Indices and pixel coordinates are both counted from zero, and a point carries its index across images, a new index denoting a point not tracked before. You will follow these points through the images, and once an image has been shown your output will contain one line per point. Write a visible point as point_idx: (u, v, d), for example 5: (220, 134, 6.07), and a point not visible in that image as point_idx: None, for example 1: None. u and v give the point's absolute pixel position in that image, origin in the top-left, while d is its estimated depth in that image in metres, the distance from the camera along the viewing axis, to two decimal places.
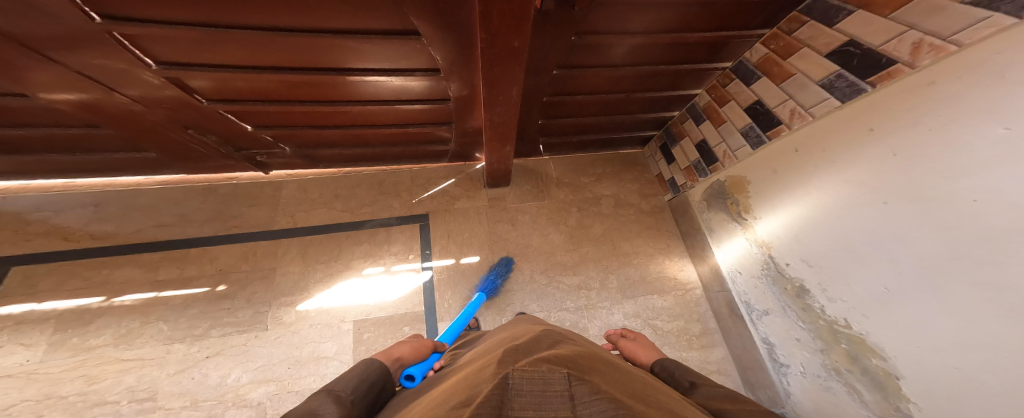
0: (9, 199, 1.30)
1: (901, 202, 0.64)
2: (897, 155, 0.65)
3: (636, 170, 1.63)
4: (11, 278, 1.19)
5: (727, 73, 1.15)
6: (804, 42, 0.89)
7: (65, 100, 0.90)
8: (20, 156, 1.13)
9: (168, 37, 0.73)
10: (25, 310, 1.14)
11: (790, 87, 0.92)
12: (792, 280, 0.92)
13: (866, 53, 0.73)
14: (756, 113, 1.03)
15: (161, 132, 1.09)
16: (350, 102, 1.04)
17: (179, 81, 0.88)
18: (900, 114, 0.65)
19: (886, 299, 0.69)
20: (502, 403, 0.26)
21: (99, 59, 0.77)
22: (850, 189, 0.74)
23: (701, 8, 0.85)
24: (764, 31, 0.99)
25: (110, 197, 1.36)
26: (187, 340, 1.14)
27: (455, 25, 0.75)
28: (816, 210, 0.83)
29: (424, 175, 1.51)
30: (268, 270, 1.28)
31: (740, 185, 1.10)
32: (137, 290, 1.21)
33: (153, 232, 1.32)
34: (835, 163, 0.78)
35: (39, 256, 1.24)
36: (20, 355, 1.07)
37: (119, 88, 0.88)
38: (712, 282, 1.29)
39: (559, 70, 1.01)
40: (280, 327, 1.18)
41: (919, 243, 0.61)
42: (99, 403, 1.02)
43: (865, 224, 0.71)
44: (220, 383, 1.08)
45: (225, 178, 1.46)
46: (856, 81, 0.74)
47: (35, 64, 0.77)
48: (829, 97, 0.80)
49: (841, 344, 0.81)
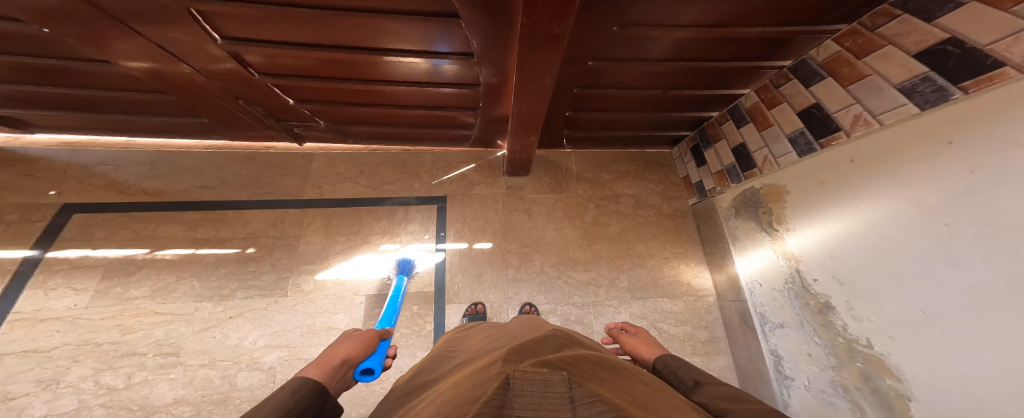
0: (79, 152, 1.36)
1: (966, 224, 0.61)
2: (973, 174, 0.61)
3: (661, 171, 1.60)
4: (71, 225, 1.25)
5: (783, 74, 1.09)
6: (888, 39, 0.79)
7: (140, 67, 0.95)
8: (95, 114, 1.19)
9: (238, 13, 0.76)
10: (80, 256, 1.20)
11: (859, 90, 0.84)
12: (817, 296, 0.91)
13: (969, 53, 0.64)
14: (810, 117, 0.97)
15: (217, 102, 1.12)
16: (384, 82, 1.05)
17: (239, 56, 0.90)
18: (984, 130, 0.60)
19: (921, 323, 0.67)
20: (504, 404, 0.27)
21: (175, 32, 0.81)
22: (908, 207, 0.71)
23: (765, 2, 0.81)
24: (840, 26, 0.90)
25: (164, 157, 1.41)
26: (214, 300, 1.19)
27: (498, 10, 0.75)
28: (863, 226, 0.80)
29: (445, 158, 1.52)
30: (291, 239, 1.31)
31: (778, 194, 1.07)
32: (177, 246, 1.26)
33: (197, 193, 1.37)
34: (894, 179, 0.74)
35: (103, 206, 1.30)
36: (69, 300, 1.13)
37: (190, 61, 0.91)
38: (727, 291, 1.28)
39: (595, 61, 0.99)
40: (298, 294, 1.22)
41: (976, 268, 0.59)
42: (129, 354, 1.08)
43: (918, 245, 0.68)
44: (237, 345, 1.13)
45: (264, 147, 1.49)
46: (946, 85, 0.67)
47: (122, 35, 0.82)
48: (907, 103, 0.73)
49: (855, 363, 0.80)
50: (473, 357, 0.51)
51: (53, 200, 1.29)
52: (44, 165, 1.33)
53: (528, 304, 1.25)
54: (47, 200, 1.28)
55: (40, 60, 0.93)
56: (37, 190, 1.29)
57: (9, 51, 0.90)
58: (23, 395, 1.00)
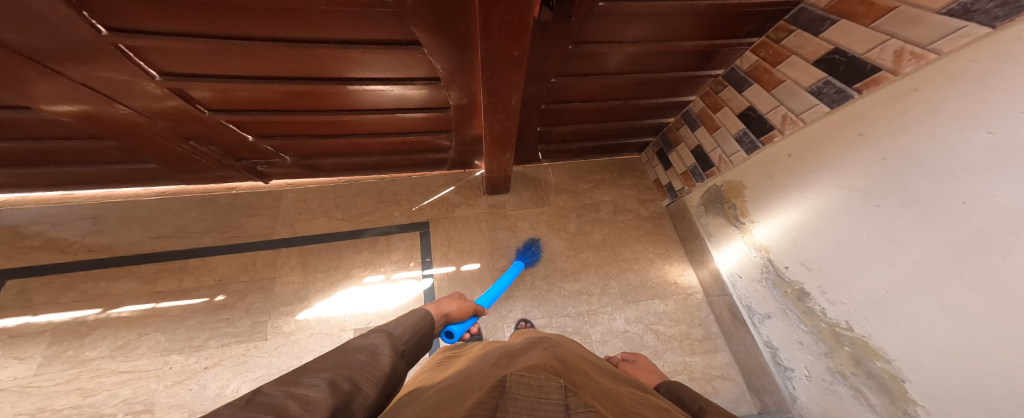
0: (6, 212, 1.30)
1: (894, 205, 0.65)
2: (886, 160, 0.66)
3: (635, 176, 1.64)
4: (8, 291, 1.18)
5: (719, 81, 1.17)
6: (791, 50, 0.91)
7: (68, 111, 0.91)
8: (22, 168, 1.14)
9: (177, 49, 0.75)
10: (20, 323, 1.13)
11: (779, 93, 0.93)
12: (793, 283, 0.92)
13: (852, 61, 0.74)
14: (748, 119, 1.05)
15: (163, 143, 1.10)
16: (350, 112, 1.06)
17: (181, 91, 0.89)
18: (888, 119, 0.66)
19: (884, 301, 0.69)
20: (498, 406, 0.26)
21: (103, 71, 0.79)
22: (844, 193, 0.75)
23: (691, 19, 0.88)
24: (753, 39, 1.01)
25: (109, 208, 1.36)
26: (185, 351, 1.13)
27: (454, 37, 0.78)
28: (811, 214, 0.84)
29: (423, 183, 1.52)
30: (267, 280, 1.28)
31: (737, 190, 1.11)
32: (136, 301, 1.20)
33: (151, 244, 1.33)
34: (827, 168, 0.79)
35: (44, 268, 1.24)
36: (13, 369, 1.06)
37: (124, 100, 0.89)
38: (713, 286, 1.29)
39: (556, 78, 1.03)
40: (279, 336, 1.18)
41: (912, 244, 0.63)
42: (94, 417, 1.01)
43: (861, 228, 0.72)
44: (218, 394, 1.07)
45: (226, 188, 1.47)
46: (844, 88, 0.76)
47: (41, 77, 0.78)
48: (818, 103, 0.82)
49: (843, 347, 0.81)
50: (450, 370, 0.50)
51: None
52: None
53: (522, 320, 1.23)
54: None
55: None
56: None
57: None
58: None
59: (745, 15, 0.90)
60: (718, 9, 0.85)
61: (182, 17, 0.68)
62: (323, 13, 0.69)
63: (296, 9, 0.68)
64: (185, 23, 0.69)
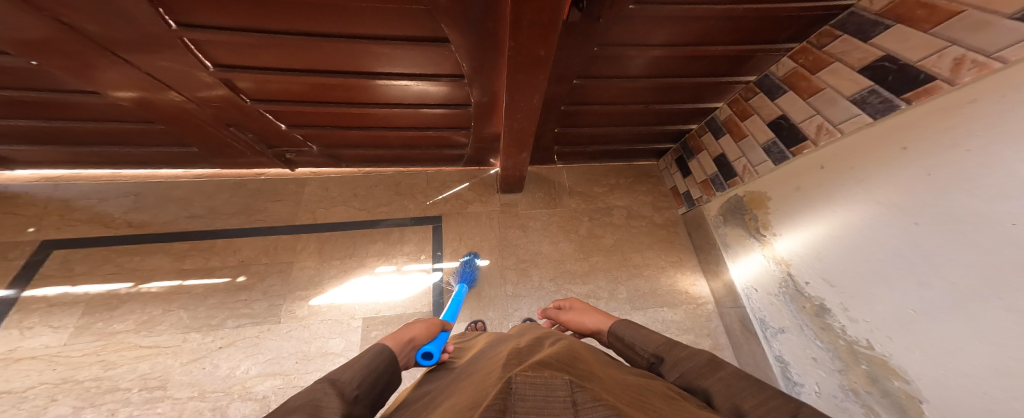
0: (61, 186, 1.38)
1: (933, 223, 0.64)
2: (931, 176, 0.65)
3: (651, 182, 1.64)
4: (52, 261, 1.24)
5: (750, 88, 1.18)
6: (835, 56, 0.90)
7: (127, 97, 0.98)
8: (80, 147, 1.24)
9: (231, 42, 0.80)
10: (59, 293, 1.19)
11: (817, 101, 0.93)
12: (812, 299, 0.91)
13: (903, 69, 0.73)
14: (779, 127, 1.04)
15: (206, 128, 1.15)
16: (377, 106, 1.08)
17: (230, 82, 0.94)
18: (937, 134, 0.65)
19: (912, 321, 0.68)
20: (506, 407, 0.25)
21: (166, 62, 0.84)
22: (879, 209, 0.74)
23: (729, 23, 0.88)
24: (793, 45, 1.01)
25: (150, 188, 1.42)
26: (203, 330, 1.17)
27: (482, 34, 0.79)
28: (840, 229, 0.83)
29: (438, 178, 1.54)
30: (284, 264, 1.31)
31: (760, 201, 1.10)
32: (164, 277, 1.25)
33: (185, 223, 1.37)
34: (863, 182, 0.78)
35: (85, 240, 1.30)
36: (47, 338, 1.11)
37: (178, 88, 0.94)
38: (725, 297, 1.28)
39: (579, 79, 1.03)
40: (291, 320, 1.20)
41: (949, 264, 0.61)
42: (111, 390, 1.04)
43: (895, 245, 0.71)
44: (228, 375, 1.10)
45: (255, 173, 1.51)
46: (891, 98, 0.75)
47: (110, 64, 0.85)
48: (860, 113, 0.80)
49: (860, 365, 0.79)
50: (468, 365, 0.50)
51: (32, 237, 1.29)
52: (25, 201, 1.34)
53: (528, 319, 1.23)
54: (27, 237, 1.29)
55: (25, 93, 0.96)
56: (16, 228, 1.29)
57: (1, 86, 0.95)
58: None
59: (785, 21, 0.89)
60: (757, 14, 0.85)
61: (230, 8, 0.71)
62: (360, 9, 0.72)
63: (337, 5, 0.71)
64: (234, 14, 0.73)
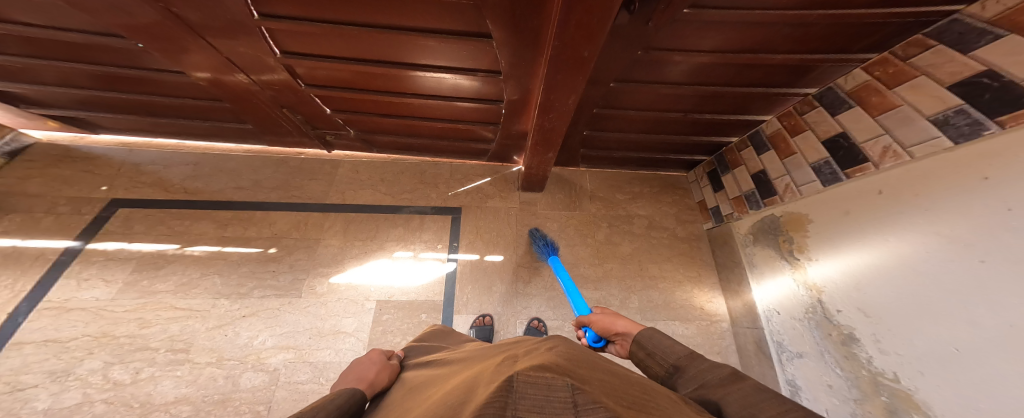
0: (134, 152, 1.51)
1: (1001, 261, 0.60)
2: (1011, 210, 0.60)
3: (677, 194, 1.62)
4: (115, 219, 1.34)
5: (807, 101, 1.13)
6: (921, 69, 0.82)
7: (205, 77, 1.07)
8: (154, 118, 1.35)
9: (301, 31, 0.87)
10: (116, 248, 1.28)
11: (888, 120, 0.86)
12: (841, 327, 0.88)
13: (1006, 87, 0.64)
14: (836, 146, 0.99)
15: (263, 108, 1.23)
16: (414, 96, 1.12)
17: (291, 67, 1.00)
18: (1020, 166, 0.60)
19: (952, 359, 0.65)
20: (505, 405, 0.26)
21: (242, 47, 0.91)
22: (942, 241, 0.70)
23: (795, 30, 0.86)
24: (870, 55, 0.95)
25: (207, 159, 1.53)
26: (231, 298, 1.23)
27: (526, 32, 0.81)
28: (890, 259, 0.80)
29: (462, 170, 1.57)
30: (311, 241, 1.37)
31: (799, 222, 1.07)
32: (206, 243, 1.33)
33: (231, 193, 1.45)
34: (927, 212, 0.74)
35: (144, 202, 1.40)
36: (98, 291, 1.19)
37: (248, 71, 1.02)
38: (742, 317, 1.25)
39: (616, 82, 1.04)
40: (311, 296, 1.25)
41: (1010, 304, 0.57)
42: (141, 348, 1.11)
43: (952, 281, 0.67)
44: (246, 344, 1.15)
45: (297, 152, 1.59)
46: (981, 119, 0.67)
47: (199, 49, 0.94)
48: (940, 136, 0.74)
49: (880, 397, 0.76)
50: (482, 353, 0.52)
51: (104, 194, 1.40)
52: (101, 162, 1.47)
53: (535, 319, 1.24)
54: (98, 195, 1.40)
55: (120, 70, 1.08)
56: (90, 186, 1.41)
57: (101, 62, 1.05)
58: (32, 387, 1.02)
59: (859, 31, 0.86)
60: (832, 20, 0.82)
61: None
62: (416, 3, 0.76)
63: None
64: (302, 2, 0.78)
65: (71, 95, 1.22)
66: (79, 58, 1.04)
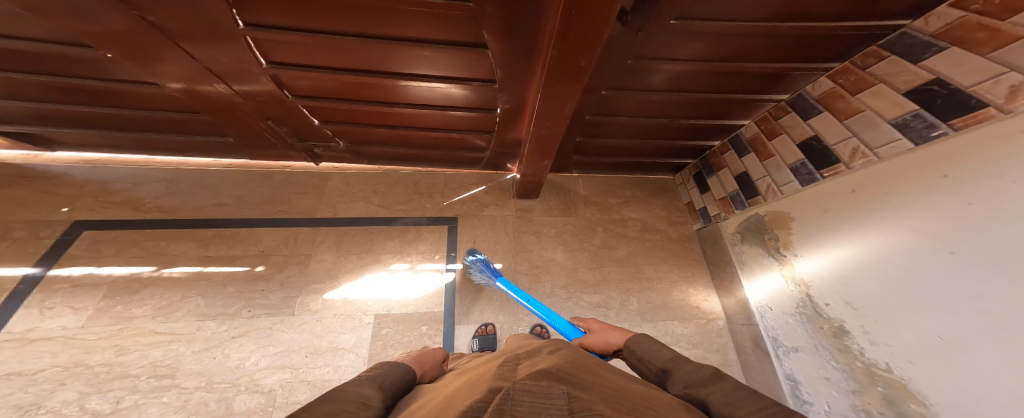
0: (98, 169, 1.42)
1: (969, 252, 0.64)
2: (971, 205, 0.65)
3: (666, 196, 1.66)
4: (79, 241, 1.27)
5: (781, 107, 1.18)
6: (879, 78, 0.87)
7: (180, 88, 1.03)
8: (121, 132, 1.28)
9: (290, 41, 0.84)
10: (83, 273, 1.21)
11: (855, 123, 0.91)
12: (831, 320, 0.92)
13: (955, 93, 0.70)
14: (810, 149, 1.04)
15: (245, 121, 1.19)
16: (407, 106, 1.11)
17: (279, 78, 0.98)
18: (976, 164, 0.65)
19: (938, 347, 0.68)
20: (504, 408, 0.27)
21: (221, 55, 0.88)
22: (914, 235, 0.74)
23: (771, 41, 0.89)
24: (833, 64, 1.00)
25: (182, 175, 1.46)
26: (218, 319, 1.18)
27: (521, 41, 0.81)
28: (869, 253, 0.84)
29: (456, 180, 1.56)
30: (303, 257, 1.33)
31: (783, 221, 1.12)
32: (186, 264, 1.27)
33: (212, 210, 1.40)
34: (897, 208, 0.78)
35: (113, 222, 1.33)
36: (66, 319, 1.13)
37: (229, 81, 0.98)
38: (737, 315, 1.29)
39: (608, 90, 1.06)
40: (305, 313, 1.22)
41: (982, 294, 0.62)
42: (122, 376, 1.05)
43: (927, 273, 0.71)
44: (239, 365, 1.11)
45: (281, 165, 1.54)
46: (935, 123, 0.72)
47: (177, 58, 0.90)
48: (901, 138, 0.79)
49: (877, 388, 0.80)
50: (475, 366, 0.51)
51: (64, 216, 1.32)
52: (62, 181, 1.38)
53: (539, 325, 1.23)
54: (59, 216, 1.32)
55: (85, 81, 1.01)
56: (50, 207, 1.32)
57: (61, 73, 0.99)
58: None
59: (825, 42, 0.90)
60: (802, 32, 0.85)
61: (283, 8, 0.75)
62: (412, 13, 0.75)
63: (392, 10, 0.74)
64: (290, 12, 0.76)
65: (25, 109, 1.13)
66: (37, 69, 0.98)
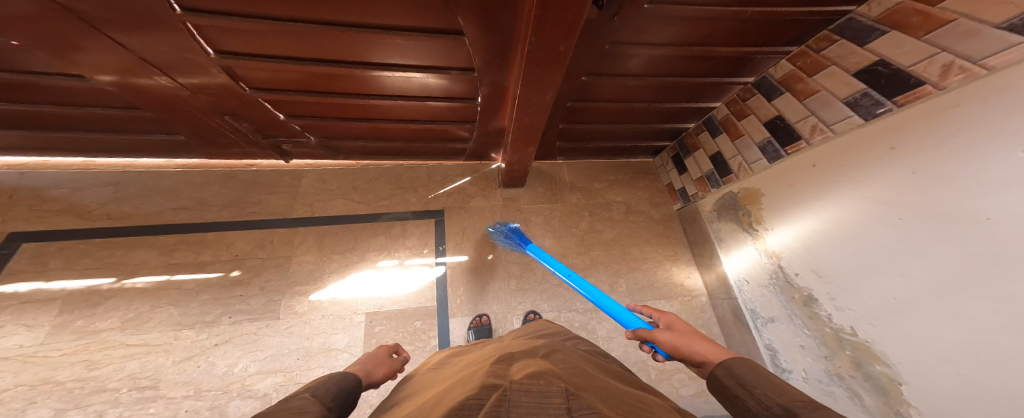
0: (27, 175, 1.30)
1: (915, 218, 0.69)
2: (916, 173, 0.70)
3: (648, 179, 1.68)
4: (20, 255, 1.18)
5: (747, 89, 1.20)
6: (831, 60, 0.92)
7: (113, 81, 0.93)
8: (44, 132, 1.13)
9: (239, 28, 0.77)
10: (32, 289, 1.14)
11: (812, 103, 0.95)
12: (801, 289, 0.98)
13: (896, 73, 0.75)
14: (774, 127, 1.08)
15: (198, 117, 1.11)
16: (381, 97, 1.06)
17: (231, 70, 0.90)
18: (920, 134, 0.70)
19: (893, 308, 0.74)
20: (502, 409, 0.27)
21: (161, 44, 0.80)
22: (866, 204, 0.79)
23: (737, 25, 0.89)
24: (791, 48, 1.02)
25: (129, 178, 1.36)
26: (197, 327, 1.14)
27: (498, 27, 0.78)
28: (829, 223, 0.88)
29: (440, 172, 1.53)
30: (283, 258, 1.29)
31: (754, 197, 1.16)
32: (150, 273, 1.21)
33: (172, 215, 1.33)
34: (852, 179, 0.83)
35: (57, 233, 1.24)
36: (20, 337, 1.06)
37: (171, 73, 0.90)
38: (717, 290, 1.35)
39: (587, 76, 1.04)
40: (292, 316, 1.19)
41: (929, 257, 0.67)
42: (98, 390, 1.01)
43: (879, 238, 0.76)
44: (226, 372, 1.08)
45: (245, 164, 1.46)
46: (881, 100, 0.78)
47: (99, 45, 0.80)
48: (853, 115, 0.84)
49: (845, 351, 0.86)
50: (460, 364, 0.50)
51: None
52: None
53: (532, 312, 1.26)
54: None
55: None
56: None
57: None
58: None
59: (785, 24, 0.91)
60: (764, 15, 0.86)
61: None
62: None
63: None
64: None
65: None
66: None
